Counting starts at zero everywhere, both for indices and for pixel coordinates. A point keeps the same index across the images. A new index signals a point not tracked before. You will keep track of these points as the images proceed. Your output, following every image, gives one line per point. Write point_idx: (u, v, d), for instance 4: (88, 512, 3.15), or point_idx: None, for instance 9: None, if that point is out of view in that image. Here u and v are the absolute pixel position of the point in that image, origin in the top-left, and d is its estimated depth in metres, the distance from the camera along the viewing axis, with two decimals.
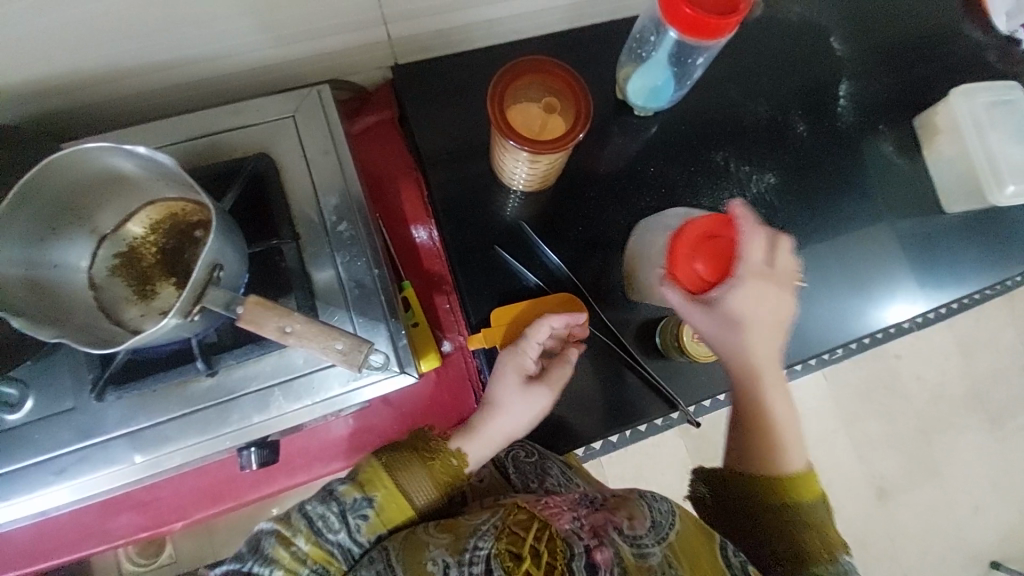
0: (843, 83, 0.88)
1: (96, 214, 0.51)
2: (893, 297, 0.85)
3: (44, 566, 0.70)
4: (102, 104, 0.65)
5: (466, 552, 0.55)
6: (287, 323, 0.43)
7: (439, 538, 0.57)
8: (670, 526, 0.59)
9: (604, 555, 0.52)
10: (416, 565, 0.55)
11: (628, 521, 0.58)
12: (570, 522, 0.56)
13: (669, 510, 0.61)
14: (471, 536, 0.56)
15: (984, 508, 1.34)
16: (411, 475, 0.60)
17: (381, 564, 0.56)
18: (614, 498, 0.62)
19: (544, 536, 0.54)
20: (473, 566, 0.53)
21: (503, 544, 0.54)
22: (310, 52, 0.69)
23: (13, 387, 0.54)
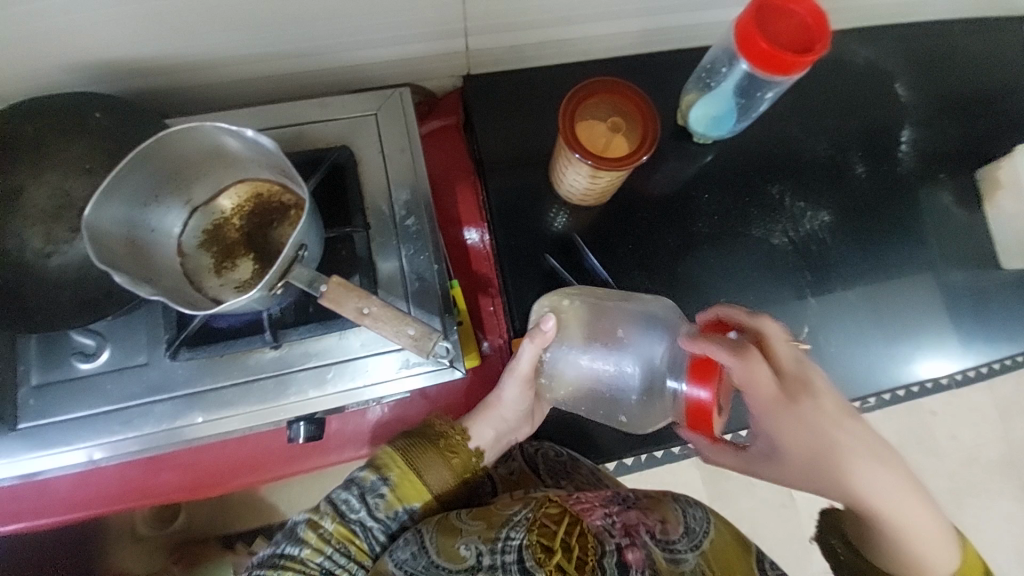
0: (905, 129, 0.88)
1: (193, 187, 0.55)
2: (939, 350, 0.83)
3: (83, 513, 0.73)
4: (198, 86, 0.70)
5: (500, 541, 0.56)
6: (365, 305, 0.46)
7: (472, 525, 0.59)
8: (704, 534, 0.58)
9: (635, 555, 0.52)
10: (450, 549, 0.57)
11: (661, 524, 0.57)
12: (601, 519, 0.57)
13: (704, 517, 0.59)
14: (504, 525, 0.57)
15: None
16: (429, 465, 0.63)
17: (415, 545, 0.59)
18: (648, 499, 0.62)
19: (575, 531, 0.54)
20: (506, 554, 0.54)
21: (535, 535, 0.54)
22: (392, 54, 0.73)
23: (91, 338, 0.57)
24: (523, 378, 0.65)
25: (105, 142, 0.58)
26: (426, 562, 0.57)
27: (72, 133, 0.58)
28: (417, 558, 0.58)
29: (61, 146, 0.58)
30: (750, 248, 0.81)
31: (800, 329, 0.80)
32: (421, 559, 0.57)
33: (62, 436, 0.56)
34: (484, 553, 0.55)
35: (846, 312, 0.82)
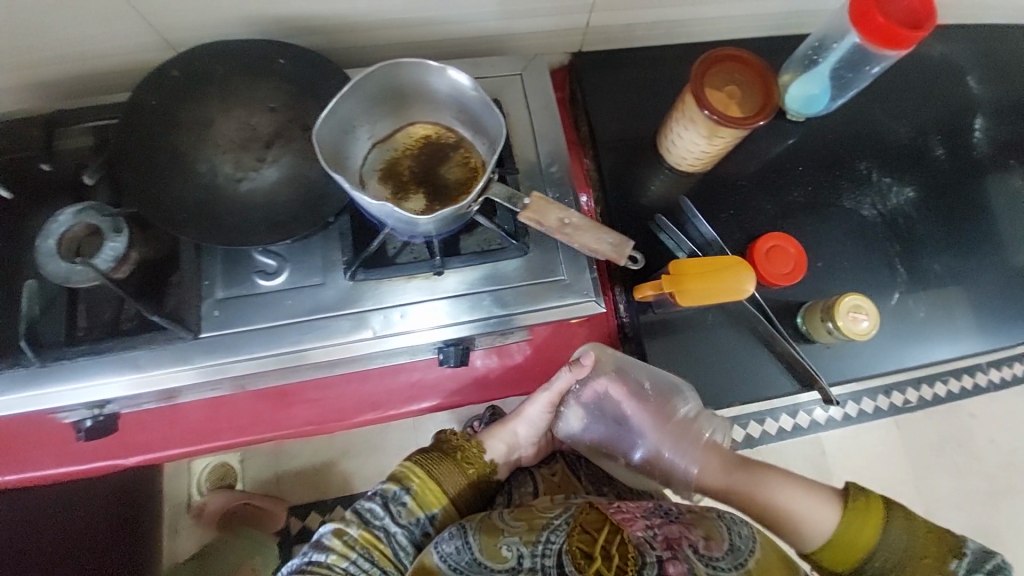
0: (978, 118, 0.94)
1: (376, 121, 0.60)
2: (1013, 323, 0.88)
3: (217, 443, 0.77)
4: (348, 48, 0.76)
5: (540, 544, 0.61)
6: (565, 216, 0.51)
7: (512, 526, 0.64)
8: (750, 553, 0.59)
9: (677, 569, 0.56)
10: (491, 548, 0.62)
11: (704, 541, 0.60)
12: (642, 530, 0.61)
13: (750, 536, 0.61)
14: (545, 529, 0.63)
15: None
16: (445, 471, 0.72)
17: (459, 540, 0.64)
18: (690, 514, 0.64)
19: (616, 539, 0.57)
20: (545, 557, 0.60)
21: (574, 542, 0.59)
22: (525, 28, 0.80)
23: (273, 258, 0.62)
24: (549, 401, 0.79)
25: (289, 84, 0.64)
26: (469, 558, 0.62)
27: (261, 76, 0.64)
28: (461, 552, 0.63)
29: (248, 85, 0.64)
30: (844, 218, 0.86)
31: (891, 294, 0.84)
32: (465, 555, 0.63)
33: (242, 346, 0.61)
34: (525, 555, 0.61)
35: (932, 284, 0.86)
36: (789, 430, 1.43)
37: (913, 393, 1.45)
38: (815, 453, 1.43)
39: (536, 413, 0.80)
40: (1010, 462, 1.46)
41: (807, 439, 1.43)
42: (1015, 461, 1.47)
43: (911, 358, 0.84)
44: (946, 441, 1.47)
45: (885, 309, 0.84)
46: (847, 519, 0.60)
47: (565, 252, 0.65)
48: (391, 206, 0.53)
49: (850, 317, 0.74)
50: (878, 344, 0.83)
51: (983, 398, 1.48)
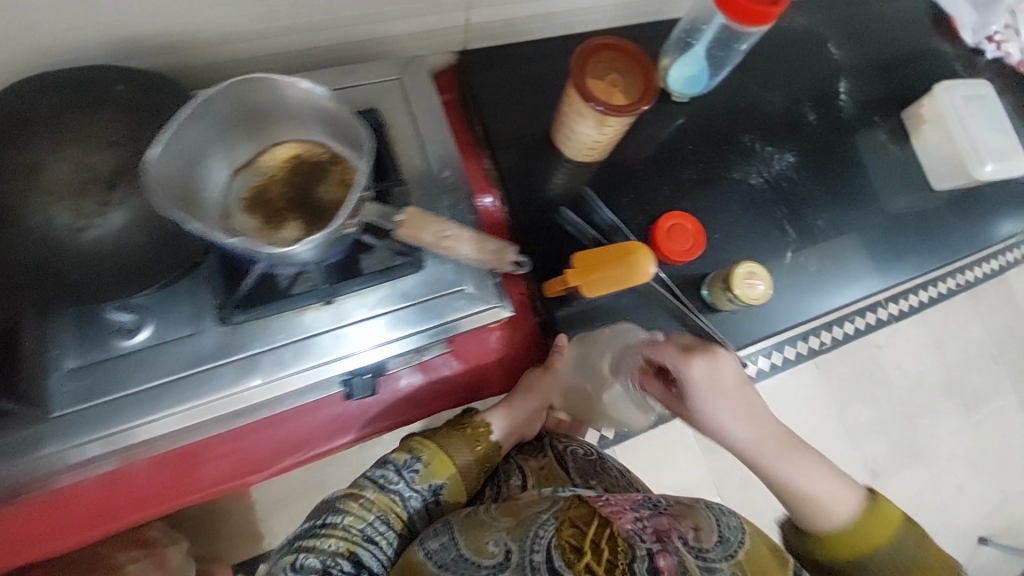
0: (842, 82, 1.02)
1: (233, 148, 0.56)
2: (894, 267, 0.96)
3: (114, 522, 0.69)
4: (204, 68, 0.69)
5: (528, 540, 0.56)
6: (445, 229, 0.49)
7: (501, 522, 0.61)
8: (739, 543, 0.52)
9: (667, 561, 0.49)
10: (478, 544, 0.59)
11: (694, 532, 0.52)
12: (630, 522, 0.53)
13: (740, 526, 0.54)
14: (531, 526, 0.58)
15: (958, 483, 1.58)
16: (458, 446, 0.70)
17: (444, 537, 0.62)
18: (679, 505, 0.56)
19: (605, 533, 0.53)
20: (534, 553, 0.55)
21: (563, 537, 0.55)
22: (398, 29, 0.76)
23: (131, 314, 0.56)
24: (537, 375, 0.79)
25: (128, 116, 0.57)
26: (456, 553, 0.60)
27: (93, 109, 0.57)
28: (447, 548, 0.61)
29: (78, 122, 0.56)
30: (734, 189, 0.90)
31: (785, 255, 0.90)
32: (450, 550, 0.60)
33: (114, 415, 0.55)
34: (513, 550, 0.57)
35: (819, 239, 0.93)
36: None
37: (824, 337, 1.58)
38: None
39: (526, 405, 0.77)
40: (913, 383, 1.62)
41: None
42: (917, 382, 1.63)
43: (808, 310, 0.90)
44: (859, 375, 1.60)
45: (780, 270, 0.89)
46: (866, 517, 0.59)
47: (465, 264, 0.63)
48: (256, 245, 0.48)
49: (745, 284, 0.78)
50: (778, 303, 0.88)
51: (886, 331, 1.63)
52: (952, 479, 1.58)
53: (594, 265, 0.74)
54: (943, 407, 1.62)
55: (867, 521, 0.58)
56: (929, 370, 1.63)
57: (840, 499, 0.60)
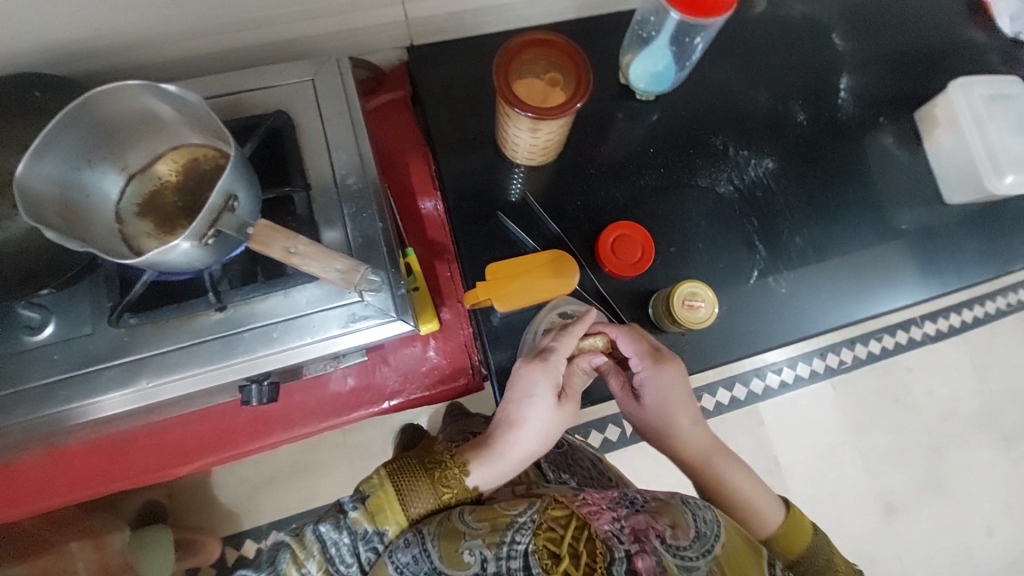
0: (844, 77, 0.90)
1: (126, 152, 0.55)
2: (886, 290, 0.85)
3: (51, 503, 0.73)
4: (134, 68, 0.70)
5: (504, 546, 0.54)
6: (292, 245, 0.49)
7: (476, 527, 0.56)
8: (715, 538, 0.55)
9: (645, 562, 0.51)
10: (452, 554, 0.54)
11: (670, 530, 0.55)
12: (609, 523, 0.55)
13: (715, 520, 0.57)
14: (509, 528, 0.55)
15: (999, 533, 1.35)
16: (420, 496, 0.59)
17: (416, 548, 0.55)
18: (656, 502, 0.58)
19: (583, 536, 0.53)
20: (511, 560, 0.53)
21: (541, 540, 0.54)
22: (331, 27, 0.74)
23: (36, 311, 0.58)
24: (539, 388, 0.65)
25: (37, 119, 0.58)
26: (428, 567, 0.54)
27: (5, 113, 0.58)
28: (418, 562, 0.55)
29: None
30: (697, 197, 0.82)
31: (750, 274, 0.82)
32: (423, 564, 0.55)
33: (10, 407, 0.57)
34: (490, 559, 0.54)
35: (794, 256, 0.83)
36: (726, 404, 1.33)
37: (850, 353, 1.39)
38: (753, 424, 1.33)
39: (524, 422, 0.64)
40: (948, 412, 1.39)
41: (744, 411, 1.33)
42: (953, 412, 1.39)
43: (777, 334, 0.81)
44: (882, 399, 1.38)
45: (743, 289, 0.81)
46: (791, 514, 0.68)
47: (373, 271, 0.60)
48: (131, 261, 0.48)
49: (685, 307, 0.73)
50: (738, 325, 0.80)
51: (917, 352, 1.41)
52: (990, 531, 1.35)
53: (504, 280, 0.74)
54: (986, 442, 1.39)
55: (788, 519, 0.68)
56: (963, 396, 1.40)
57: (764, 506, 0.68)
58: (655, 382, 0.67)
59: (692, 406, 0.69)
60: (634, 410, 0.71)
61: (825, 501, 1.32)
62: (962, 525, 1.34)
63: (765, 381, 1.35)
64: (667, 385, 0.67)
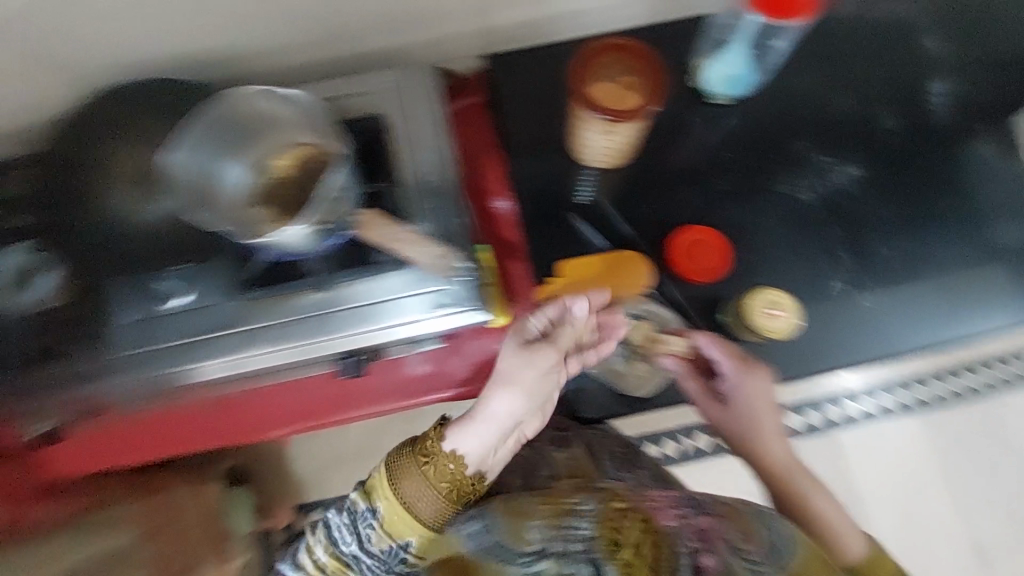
0: (942, 80, 0.83)
1: (248, 149, 0.62)
2: (989, 309, 0.78)
3: (168, 454, 0.84)
4: (251, 77, 0.79)
5: (568, 531, 0.54)
6: (396, 235, 0.54)
7: (539, 509, 0.57)
8: (790, 553, 0.52)
9: (710, 563, 0.51)
10: (517, 531, 0.56)
11: (739, 537, 0.53)
12: (675, 521, 0.54)
13: (790, 535, 0.54)
14: (571, 514, 0.55)
15: None
16: (410, 483, 0.63)
17: (482, 522, 0.59)
18: (723, 505, 0.56)
19: (647, 536, 0.53)
20: (572, 543, 0.54)
21: (605, 529, 0.53)
22: (421, 37, 0.79)
23: (170, 284, 0.67)
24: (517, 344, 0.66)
25: (177, 119, 0.68)
26: (493, 540, 0.57)
27: (153, 116, 0.68)
28: (485, 533, 0.58)
29: (140, 127, 0.68)
30: (774, 204, 0.81)
31: (831, 284, 0.79)
32: (488, 536, 0.57)
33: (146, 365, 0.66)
34: (550, 542, 0.55)
35: (881, 267, 0.79)
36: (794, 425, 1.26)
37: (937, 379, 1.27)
38: (827, 450, 1.25)
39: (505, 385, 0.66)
40: None
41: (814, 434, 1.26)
42: None
43: (859, 347, 0.78)
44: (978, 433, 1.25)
45: (822, 300, 0.79)
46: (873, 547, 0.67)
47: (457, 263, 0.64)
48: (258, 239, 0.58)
49: (765, 315, 0.73)
50: (816, 336, 0.78)
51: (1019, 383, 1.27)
52: None
53: (580, 276, 0.79)
54: None
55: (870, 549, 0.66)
56: None
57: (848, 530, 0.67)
58: (745, 387, 0.72)
59: (777, 417, 0.73)
60: (717, 415, 0.75)
61: (904, 537, 1.22)
62: None
63: (842, 408, 1.26)
64: (756, 393, 0.72)
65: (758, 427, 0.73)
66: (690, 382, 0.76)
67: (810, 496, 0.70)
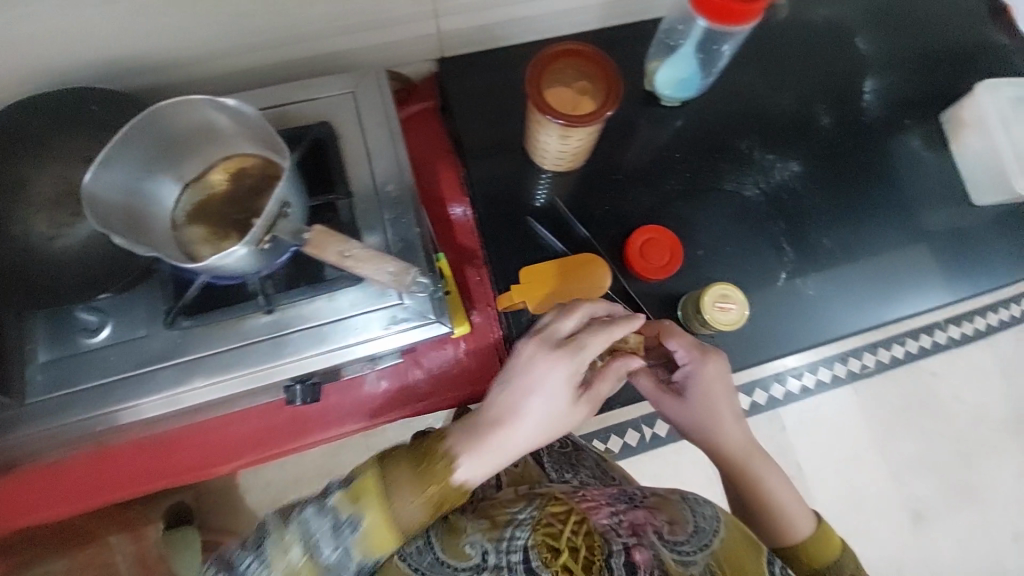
0: (869, 80, 0.90)
1: (182, 162, 0.58)
2: (916, 292, 0.84)
3: (101, 501, 0.76)
4: (182, 84, 0.73)
5: (503, 541, 0.59)
6: (347, 250, 0.52)
7: (478, 524, 0.63)
8: (714, 533, 0.57)
9: (643, 555, 0.53)
10: (455, 548, 0.61)
11: (668, 525, 0.57)
12: (608, 518, 0.58)
13: (714, 516, 0.58)
14: (508, 525, 0.61)
15: None
16: (402, 490, 0.53)
17: (422, 541, 0.63)
18: (655, 498, 0.62)
19: (581, 529, 0.57)
20: (511, 554, 0.57)
21: (540, 534, 0.58)
22: (367, 42, 0.76)
23: (94, 315, 0.61)
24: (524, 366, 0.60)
25: (95, 131, 0.61)
26: (432, 558, 0.61)
27: (70, 129, 0.61)
28: (423, 553, 0.62)
29: (57, 142, 0.61)
30: (723, 201, 0.84)
31: (776, 277, 0.82)
32: (426, 555, 0.61)
33: (70, 406, 0.60)
34: (490, 550, 0.59)
35: (822, 257, 0.84)
36: (750, 410, 1.33)
37: (875, 357, 1.37)
38: (775, 430, 1.32)
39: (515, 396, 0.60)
40: (977, 417, 1.37)
41: (768, 417, 1.33)
42: (983, 417, 1.37)
43: (806, 335, 0.81)
44: (909, 405, 1.36)
45: (770, 293, 0.82)
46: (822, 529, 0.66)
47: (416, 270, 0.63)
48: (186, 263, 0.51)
49: (717, 308, 0.74)
50: (767, 327, 0.81)
51: (944, 357, 1.39)
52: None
53: (538, 282, 0.76)
54: (1016, 447, 1.36)
55: (820, 529, 0.66)
56: (993, 402, 1.38)
57: (801, 515, 0.66)
58: (700, 375, 0.67)
59: (736, 406, 0.68)
60: (672, 408, 0.69)
61: (851, 507, 1.30)
62: (993, 532, 1.31)
63: (787, 386, 1.34)
64: (713, 381, 0.67)
65: (716, 419, 0.67)
66: (641, 376, 0.70)
67: (769, 483, 0.67)
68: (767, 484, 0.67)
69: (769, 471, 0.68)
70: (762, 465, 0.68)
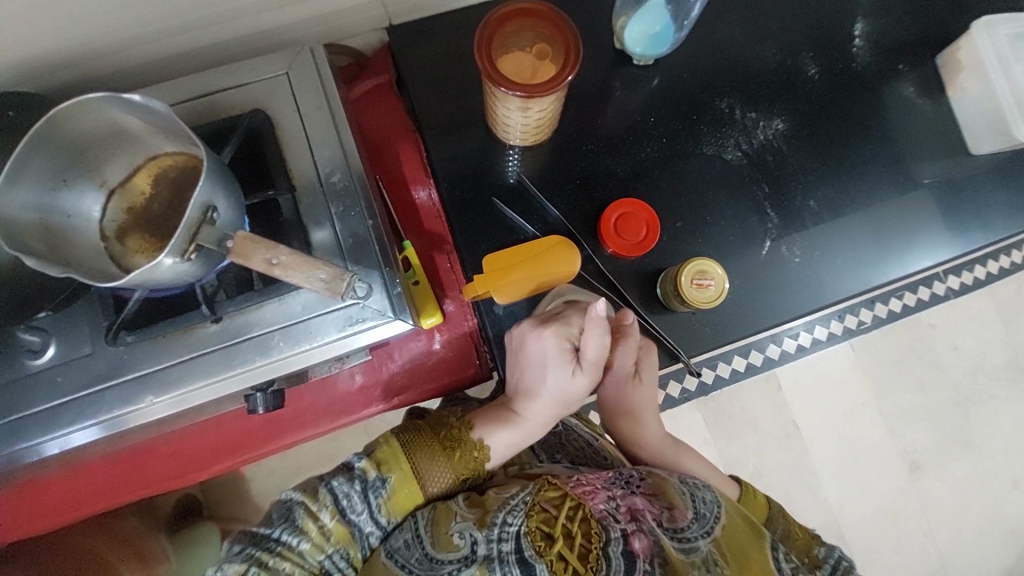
0: (859, 22, 0.82)
1: (101, 168, 0.54)
2: (909, 251, 0.80)
3: (82, 514, 0.76)
4: (107, 75, 0.68)
5: (495, 527, 0.55)
6: (273, 256, 0.48)
7: (467, 511, 0.58)
8: (715, 519, 0.56)
9: (642, 543, 0.51)
10: (441, 538, 0.56)
11: (668, 512, 0.56)
12: (604, 503, 0.56)
13: (714, 501, 0.58)
14: (501, 510, 0.56)
15: None
16: (432, 465, 0.59)
17: (409, 534, 0.57)
18: (651, 482, 0.60)
19: (577, 516, 0.53)
20: (503, 542, 0.54)
21: (534, 522, 0.54)
22: (302, 13, 0.69)
23: (36, 334, 0.58)
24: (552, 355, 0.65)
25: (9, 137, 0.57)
26: (419, 554, 0.56)
27: None
28: (411, 547, 0.56)
29: None
30: (703, 166, 0.78)
31: (760, 244, 0.78)
32: (415, 550, 0.56)
33: (22, 431, 0.58)
34: (479, 541, 0.55)
35: (809, 220, 0.79)
36: (743, 372, 1.31)
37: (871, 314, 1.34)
38: (769, 392, 1.31)
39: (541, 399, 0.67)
40: (976, 369, 1.35)
41: (763, 379, 1.31)
42: (981, 367, 1.35)
43: (792, 304, 0.78)
44: (906, 360, 1.34)
45: (755, 262, 0.78)
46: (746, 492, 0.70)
47: (370, 266, 0.60)
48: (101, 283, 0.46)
49: (694, 286, 0.70)
50: (750, 298, 0.77)
51: (941, 309, 1.35)
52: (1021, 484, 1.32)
53: (503, 269, 0.72)
54: (1014, 395, 1.35)
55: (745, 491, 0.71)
56: (992, 352, 1.35)
57: (716, 483, 0.76)
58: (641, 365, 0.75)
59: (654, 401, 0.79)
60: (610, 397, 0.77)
61: (847, 464, 1.30)
62: (989, 480, 1.31)
63: (782, 347, 1.32)
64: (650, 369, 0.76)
65: (643, 406, 0.77)
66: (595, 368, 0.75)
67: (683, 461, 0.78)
68: (682, 461, 0.78)
69: (681, 454, 0.78)
70: (678, 448, 0.79)
